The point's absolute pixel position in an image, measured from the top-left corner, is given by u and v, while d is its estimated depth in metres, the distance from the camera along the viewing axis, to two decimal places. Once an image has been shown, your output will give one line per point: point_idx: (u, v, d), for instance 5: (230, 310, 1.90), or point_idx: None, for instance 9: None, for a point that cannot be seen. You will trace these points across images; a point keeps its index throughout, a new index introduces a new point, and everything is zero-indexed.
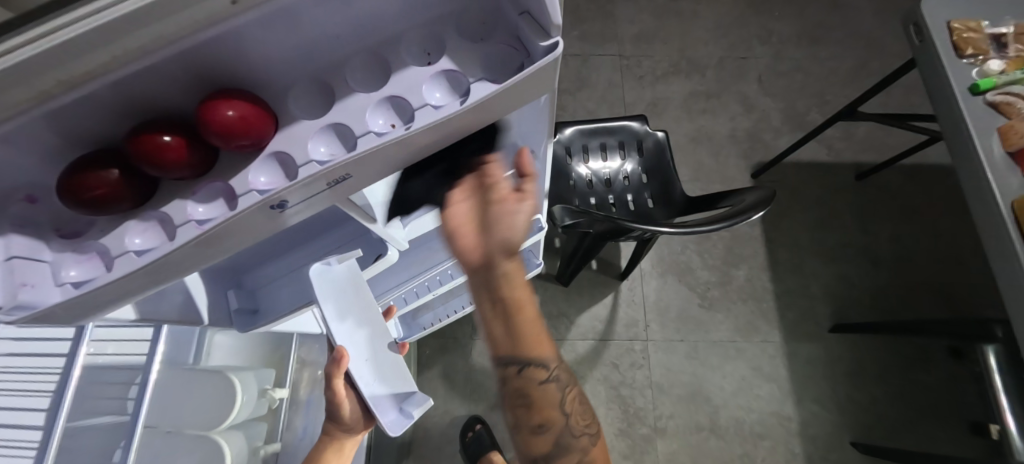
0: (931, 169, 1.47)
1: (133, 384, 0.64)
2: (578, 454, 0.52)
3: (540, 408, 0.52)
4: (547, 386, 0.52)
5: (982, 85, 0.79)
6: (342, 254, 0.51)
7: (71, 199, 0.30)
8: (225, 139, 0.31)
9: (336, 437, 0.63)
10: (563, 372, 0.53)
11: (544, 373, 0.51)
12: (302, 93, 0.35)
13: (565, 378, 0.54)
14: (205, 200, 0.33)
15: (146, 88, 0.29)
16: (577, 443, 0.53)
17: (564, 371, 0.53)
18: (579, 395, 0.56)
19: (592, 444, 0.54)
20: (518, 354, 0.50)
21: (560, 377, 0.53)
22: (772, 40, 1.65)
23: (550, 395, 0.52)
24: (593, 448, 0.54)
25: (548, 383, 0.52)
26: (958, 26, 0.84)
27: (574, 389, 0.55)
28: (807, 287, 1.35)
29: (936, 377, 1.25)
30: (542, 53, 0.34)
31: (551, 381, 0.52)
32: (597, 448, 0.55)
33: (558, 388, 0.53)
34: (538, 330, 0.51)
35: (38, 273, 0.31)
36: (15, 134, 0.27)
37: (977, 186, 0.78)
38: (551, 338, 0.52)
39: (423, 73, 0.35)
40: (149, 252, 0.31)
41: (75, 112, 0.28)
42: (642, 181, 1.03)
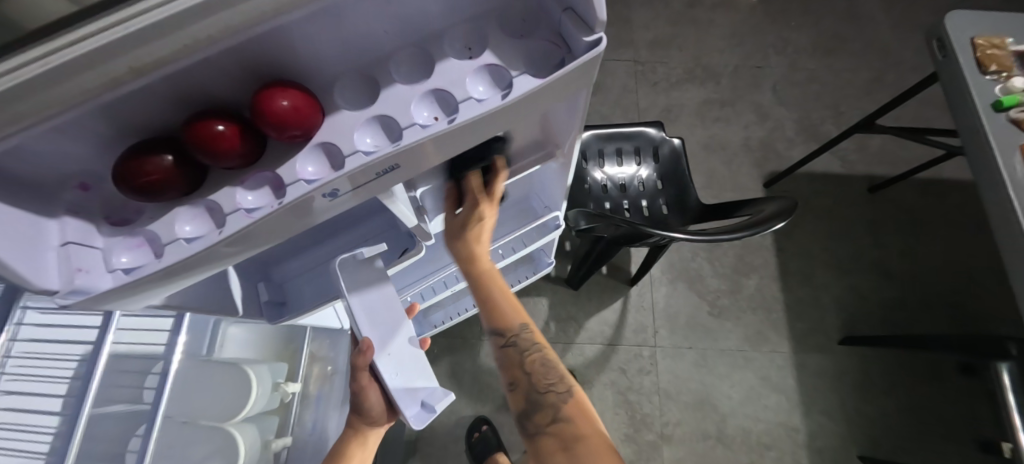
0: (944, 183, 1.47)
1: (150, 373, 0.65)
2: (549, 411, 0.55)
3: (506, 368, 0.58)
4: (508, 350, 0.57)
5: (1005, 102, 0.80)
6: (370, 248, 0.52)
7: (126, 185, 0.30)
8: (279, 130, 0.31)
9: (359, 430, 0.64)
10: (523, 334, 0.57)
11: (502, 338, 0.58)
12: (348, 84, 0.35)
13: (528, 343, 0.57)
14: (253, 188, 0.34)
15: (204, 76, 0.29)
16: (544, 400, 0.55)
17: (525, 332, 0.57)
18: (546, 357, 0.58)
19: (564, 402, 0.55)
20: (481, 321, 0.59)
21: (520, 339, 0.57)
22: (788, 50, 1.65)
23: (510, 357, 0.57)
24: (567, 406, 0.55)
25: (507, 347, 0.57)
26: (982, 43, 0.85)
27: (540, 351, 0.57)
28: (817, 298, 1.35)
29: (946, 393, 1.25)
30: (584, 49, 0.34)
31: (510, 346, 0.57)
32: (570, 406, 0.55)
33: (519, 352, 0.57)
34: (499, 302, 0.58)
35: (91, 259, 0.32)
36: (77, 120, 0.27)
37: (998, 203, 0.78)
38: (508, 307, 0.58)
39: (466, 67, 0.35)
40: (199, 239, 0.32)
41: (135, 100, 0.28)
42: (657, 187, 1.04)
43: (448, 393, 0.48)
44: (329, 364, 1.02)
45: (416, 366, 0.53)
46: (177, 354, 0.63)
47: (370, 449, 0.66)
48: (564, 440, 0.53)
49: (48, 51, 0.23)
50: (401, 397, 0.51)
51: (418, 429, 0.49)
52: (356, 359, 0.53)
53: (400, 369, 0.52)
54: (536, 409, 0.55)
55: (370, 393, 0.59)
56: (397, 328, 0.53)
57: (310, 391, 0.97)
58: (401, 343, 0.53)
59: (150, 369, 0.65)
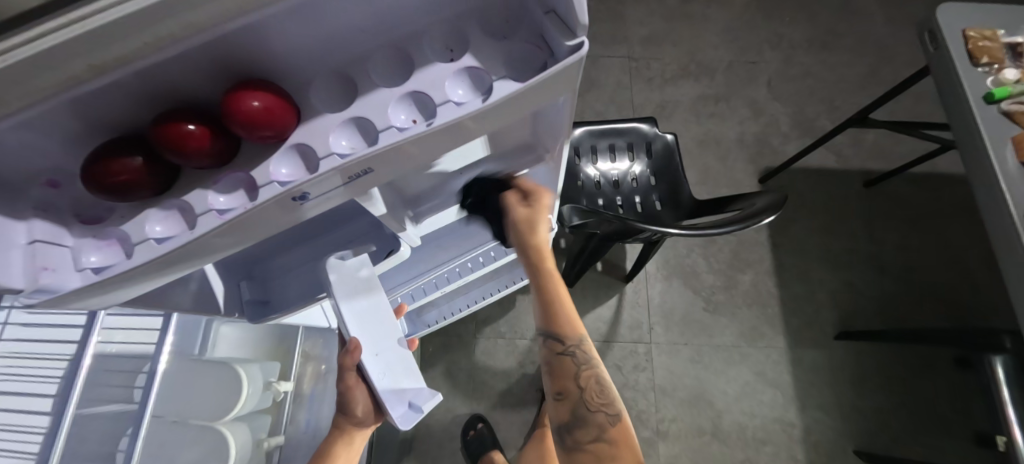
0: (940, 178, 1.47)
1: (139, 373, 0.64)
2: (593, 429, 0.56)
3: (557, 376, 0.59)
4: (564, 358, 0.59)
5: (997, 94, 0.79)
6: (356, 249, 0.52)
7: (95, 185, 0.30)
8: (248, 130, 0.31)
9: (347, 430, 0.63)
10: (582, 347, 0.60)
11: (560, 346, 0.60)
12: (324, 84, 0.35)
13: (586, 358, 0.59)
14: (226, 190, 0.33)
15: (172, 76, 0.29)
16: (590, 417, 0.56)
17: (583, 347, 0.59)
18: (600, 377, 0.59)
19: (610, 424, 0.56)
20: (544, 327, 0.62)
21: (578, 351, 0.59)
22: (782, 45, 1.64)
23: (567, 366, 0.59)
24: (612, 428, 0.56)
25: (564, 355, 0.59)
26: (973, 35, 0.84)
27: (595, 369, 0.59)
28: (812, 294, 1.34)
29: (941, 386, 1.25)
30: (566, 53, 0.33)
31: (567, 354, 0.59)
32: (615, 428, 0.56)
33: (576, 364, 0.59)
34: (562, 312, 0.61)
35: (60, 258, 0.31)
36: (41, 117, 0.27)
37: (991, 198, 0.78)
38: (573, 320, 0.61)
39: (445, 70, 0.35)
40: (170, 240, 0.32)
41: (100, 98, 0.28)
42: (650, 183, 1.03)
43: (435, 394, 0.48)
44: (323, 363, 1.01)
45: (403, 366, 0.53)
46: (164, 354, 0.63)
47: (356, 448, 0.66)
48: (599, 459, 0.55)
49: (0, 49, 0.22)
50: (386, 398, 0.50)
51: (404, 430, 0.49)
52: (343, 359, 0.52)
53: (387, 369, 0.52)
54: (580, 424, 0.56)
55: (356, 393, 0.58)
56: (385, 329, 0.53)
57: (303, 391, 0.96)
58: (389, 344, 0.53)
59: (139, 368, 0.64)
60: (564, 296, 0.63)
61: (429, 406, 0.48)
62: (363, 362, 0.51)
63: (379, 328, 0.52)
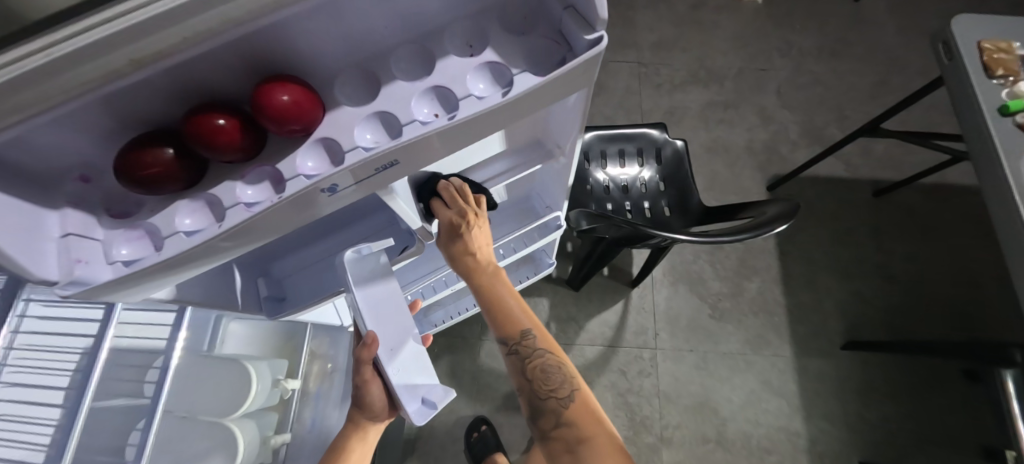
0: (949, 189, 1.46)
1: (151, 367, 0.65)
2: (551, 417, 0.52)
3: (511, 375, 0.56)
4: (512, 357, 0.56)
5: (1012, 106, 0.79)
6: (376, 242, 0.52)
7: (127, 178, 0.30)
8: (278, 124, 0.31)
9: (360, 425, 0.64)
10: (526, 339, 0.55)
11: (505, 346, 0.56)
12: (348, 80, 0.35)
13: (528, 351, 0.55)
14: (254, 182, 0.34)
15: (204, 73, 0.30)
16: (545, 407, 0.53)
17: (527, 338, 0.55)
18: (550, 363, 0.55)
19: (566, 407, 0.52)
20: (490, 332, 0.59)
21: (521, 346, 0.55)
22: (792, 53, 1.64)
23: (513, 365, 0.56)
24: (569, 410, 0.52)
25: (511, 355, 0.56)
26: (989, 47, 0.84)
27: (544, 356, 0.55)
28: (819, 303, 1.34)
29: (947, 398, 1.24)
30: (585, 47, 0.34)
31: (513, 353, 0.56)
32: (571, 409, 0.52)
33: (520, 360, 0.55)
34: (500, 311, 0.57)
35: (92, 251, 0.32)
36: (77, 112, 0.28)
37: (1004, 210, 0.78)
38: (512, 316, 0.56)
39: (466, 64, 0.35)
40: (198, 233, 0.32)
41: (136, 94, 0.29)
42: (659, 188, 1.03)
43: (448, 391, 0.47)
44: (329, 362, 1.01)
45: (416, 363, 0.52)
46: (176, 351, 0.63)
47: (369, 444, 0.67)
48: (567, 444, 0.50)
49: (49, 43, 0.23)
50: (402, 394, 0.50)
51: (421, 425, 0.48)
52: (359, 352, 0.52)
53: (400, 367, 0.51)
54: (538, 416, 0.53)
55: (372, 387, 0.58)
56: (400, 324, 0.53)
57: (309, 388, 0.97)
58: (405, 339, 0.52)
59: (150, 363, 0.65)
60: (505, 295, 0.58)
61: (442, 403, 0.47)
62: (380, 356, 0.50)
63: (395, 323, 0.53)
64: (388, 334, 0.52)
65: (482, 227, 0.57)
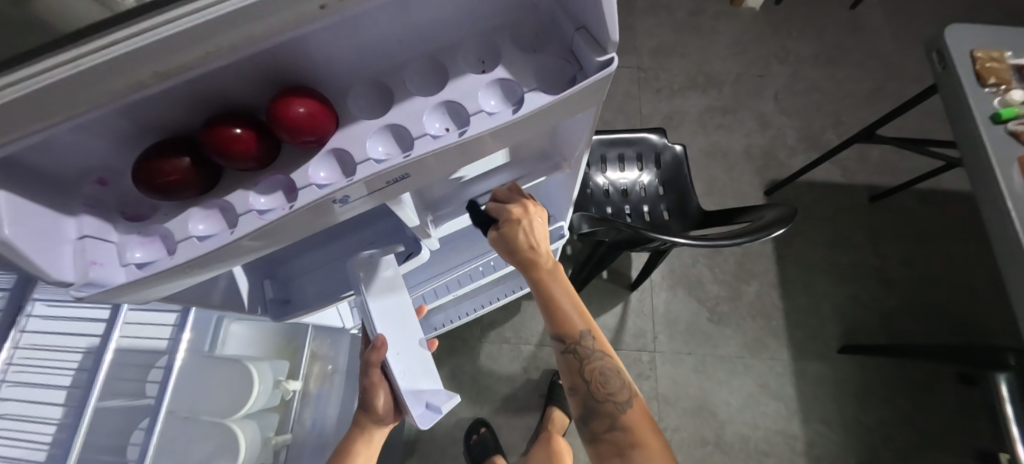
0: (944, 194, 1.48)
1: (155, 366, 0.64)
2: (606, 418, 0.57)
3: (566, 372, 0.60)
4: (569, 356, 0.59)
5: (1004, 114, 0.81)
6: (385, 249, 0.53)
7: (145, 184, 0.31)
8: (294, 135, 0.32)
9: (365, 428, 0.65)
10: (584, 341, 0.58)
11: (563, 345, 0.59)
12: (362, 93, 0.36)
13: (591, 352, 0.59)
14: (266, 191, 0.35)
15: (224, 84, 0.31)
16: (601, 409, 0.57)
17: (585, 340, 0.58)
18: (607, 366, 0.59)
19: (624, 411, 0.57)
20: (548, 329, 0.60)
21: (582, 347, 0.59)
22: (790, 59, 1.66)
23: (572, 363, 0.59)
24: (626, 414, 0.56)
25: (569, 353, 0.59)
26: (981, 56, 0.86)
27: (601, 360, 0.59)
28: (816, 307, 1.35)
29: (943, 402, 1.25)
30: (595, 68, 0.34)
31: (570, 352, 0.59)
32: (629, 413, 0.56)
33: (579, 360, 0.59)
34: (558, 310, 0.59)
35: (106, 253, 0.33)
36: (97, 119, 0.29)
37: (996, 216, 0.80)
38: (574, 316, 0.58)
39: (478, 81, 0.36)
40: (210, 238, 0.33)
41: (157, 104, 0.30)
42: (658, 193, 1.04)
43: (453, 395, 0.48)
44: (330, 363, 1.02)
45: (421, 367, 0.53)
46: (181, 352, 0.63)
47: (374, 446, 0.67)
48: (618, 447, 0.55)
49: (76, 55, 0.23)
50: (407, 398, 0.50)
51: (423, 429, 0.48)
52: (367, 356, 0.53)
53: (407, 370, 0.52)
54: (593, 416, 0.57)
55: (379, 390, 0.59)
56: (407, 330, 0.54)
57: (310, 389, 0.97)
58: (412, 344, 0.54)
59: (152, 363, 0.64)
60: (567, 293, 0.59)
61: (444, 410, 0.48)
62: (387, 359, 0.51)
63: (404, 327, 0.54)
64: (396, 338, 0.53)
65: (542, 221, 0.55)
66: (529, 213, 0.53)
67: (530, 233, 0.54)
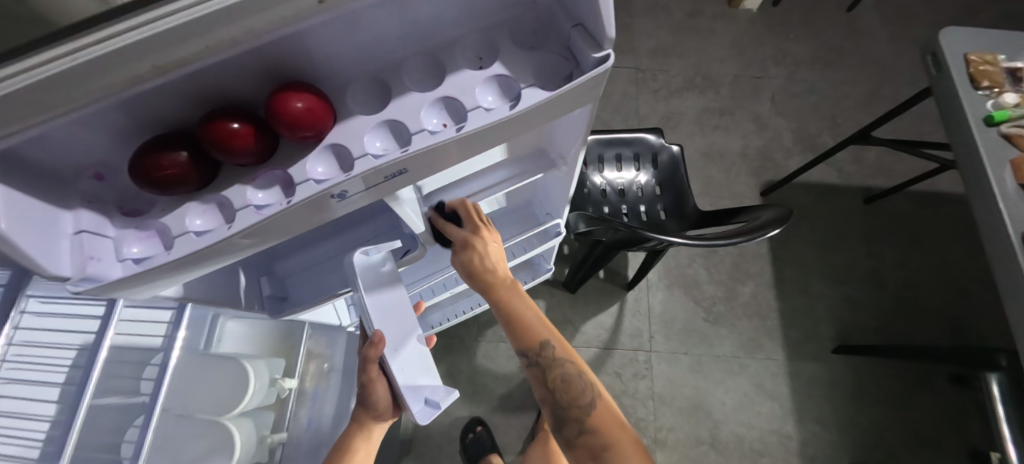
0: (938, 196, 1.49)
1: (149, 364, 0.64)
2: (575, 424, 0.55)
3: (533, 384, 0.59)
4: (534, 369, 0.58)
5: (997, 117, 0.81)
6: (383, 245, 0.53)
7: (142, 178, 0.31)
8: (292, 130, 0.33)
9: (364, 424, 0.65)
10: (545, 350, 0.57)
11: (526, 357, 0.58)
12: (360, 88, 0.37)
13: (551, 362, 0.57)
14: (264, 187, 0.35)
15: (222, 78, 0.31)
16: (569, 415, 0.55)
17: (546, 350, 0.57)
18: (571, 372, 0.57)
19: (591, 414, 0.54)
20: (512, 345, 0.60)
21: (543, 357, 0.57)
22: (787, 61, 1.67)
23: (535, 374, 0.58)
24: (593, 416, 0.54)
25: (532, 365, 0.58)
26: (975, 59, 0.86)
27: (564, 368, 0.57)
28: (811, 308, 1.36)
29: (935, 403, 1.26)
30: (592, 65, 0.34)
31: (534, 363, 0.58)
32: (596, 417, 0.54)
33: (542, 371, 0.57)
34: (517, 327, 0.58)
35: (103, 248, 0.33)
36: (94, 114, 0.29)
37: (987, 217, 0.81)
38: (533, 329, 0.58)
39: (476, 77, 0.36)
40: (208, 233, 0.33)
41: (154, 98, 0.30)
42: (655, 193, 1.04)
43: (450, 391, 0.47)
44: (326, 362, 1.01)
45: (419, 363, 0.53)
46: (176, 350, 0.63)
47: (374, 442, 0.67)
48: (590, 450, 0.53)
49: (74, 48, 0.23)
50: (406, 394, 0.50)
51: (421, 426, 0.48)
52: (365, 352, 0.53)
53: (405, 366, 0.52)
54: (563, 424, 0.55)
55: (377, 386, 0.59)
56: (405, 326, 0.53)
57: (306, 388, 0.97)
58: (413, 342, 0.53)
59: (147, 360, 0.64)
60: (524, 306, 0.58)
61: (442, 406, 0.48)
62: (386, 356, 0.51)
63: (403, 325, 0.53)
64: (395, 335, 0.52)
65: (495, 242, 0.56)
66: (479, 240, 0.54)
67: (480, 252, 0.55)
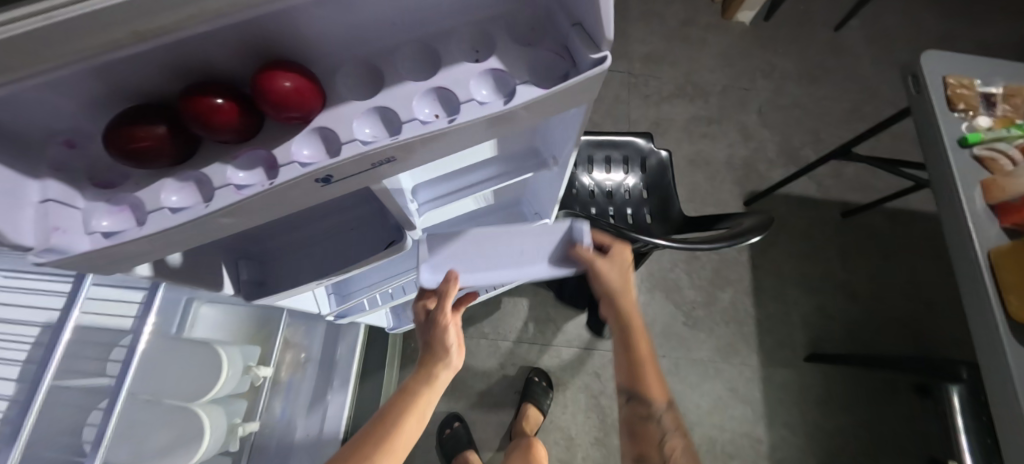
0: (911, 213, 1.54)
1: (117, 345, 0.61)
2: None
3: (639, 442, 0.65)
4: (647, 421, 0.65)
5: (970, 139, 0.85)
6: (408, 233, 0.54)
7: (116, 149, 0.30)
8: (278, 110, 0.32)
9: (431, 368, 0.67)
10: (665, 411, 0.66)
11: (645, 408, 0.66)
12: (352, 71, 0.36)
13: (670, 426, 0.65)
14: (246, 167, 0.34)
15: (203, 49, 0.29)
16: None
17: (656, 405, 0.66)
18: (684, 449, 0.64)
19: None
20: (629, 387, 0.67)
21: (663, 416, 0.66)
22: (775, 75, 1.71)
23: (650, 432, 0.65)
24: None
25: (648, 418, 0.66)
26: (952, 82, 0.89)
27: (677, 438, 0.64)
28: (786, 316, 1.39)
29: (900, 412, 1.30)
30: (589, 66, 0.34)
31: (650, 417, 0.66)
32: None
33: (659, 429, 0.65)
34: (626, 349, 0.69)
35: (71, 220, 0.31)
36: (69, 77, 0.27)
37: (957, 234, 0.84)
38: (662, 385, 0.67)
39: (471, 70, 0.36)
40: (184, 210, 0.32)
41: (133, 65, 0.28)
42: (641, 196, 1.05)
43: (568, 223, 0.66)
44: (303, 352, 1.00)
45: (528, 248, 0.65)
46: (146, 333, 0.58)
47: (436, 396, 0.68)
48: None
49: (48, 7, 0.22)
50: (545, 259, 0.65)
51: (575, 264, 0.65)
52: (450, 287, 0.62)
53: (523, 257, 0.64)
54: None
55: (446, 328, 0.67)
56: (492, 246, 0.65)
57: (281, 377, 0.95)
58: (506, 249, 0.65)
59: (117, 341, 0.61)
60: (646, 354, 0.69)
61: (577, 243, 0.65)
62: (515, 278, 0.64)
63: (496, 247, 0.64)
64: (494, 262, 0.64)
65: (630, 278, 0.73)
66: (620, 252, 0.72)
67: (622, 274, 0.72)
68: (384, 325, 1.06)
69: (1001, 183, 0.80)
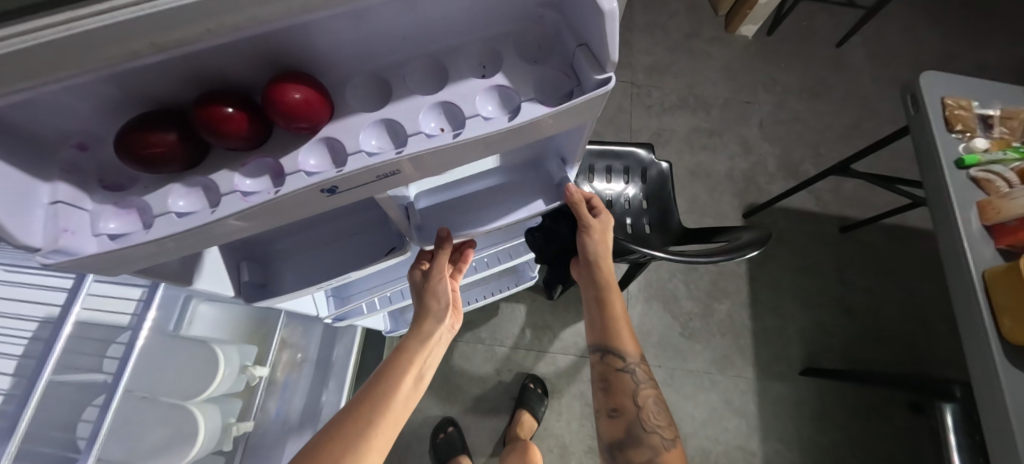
0: (908, 231, 1.55)
1: (115, 342, 0.60)
2: (655, 423, 0.71)
3: (613, 394, 0.73)
4: (622, 374, 0.73)
5: (967, 160, 0.86)
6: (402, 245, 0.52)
7: (127, 153, 0.31)
8: (287, 120, 0.32)
9: (424, 326, 0.67)
10: (637, 365, 0.73)
11: (620, 362, 0.73)
12: (361, 84, 0.37)
13: (641, 377, 0.73)
14: (252, 174, 0.35)
15: (217, 60, 0.30)
16: (647, 437, 0.70)
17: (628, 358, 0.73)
18: (654, 397, 0.73)
19: (664, 444, 0.70)
20: (607, 345, 0.74)
21: (635, 369, 0.73)
22: (776, 89, 1.72)
23: (625, 384, 0.73)
24: (666, 448, 0.69)
25: (623, 371, 0.73)
26: (950, 103, 0.90)
27: (648, 387, 0.73)
28: (783, 329, 1.40)
29: (893, 428, 1.31)
30: (593, 86, 0.35)
31: (625, 371, 0.73)
32: (670, 450, 0.69)
33: (631, 380, 0.73)
34: (600, 311, 0.75)
35: (79, 221, 0.32)
36: (86, 83, 0.28)
37: (953, 254, 0.84)
38: (634, 340, 0.74)
39: (478, 86, 0.37)
40: (190, 215, 0.33)
41: (148, 73, 0.29)
42: (641, 206, 1.06)
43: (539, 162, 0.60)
44: (299, 352, 1.00)
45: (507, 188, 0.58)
46: (145, 330, 0.58)
47: (434, 350, 0.69)
48: (667, 440, 0.70)
49: (69, 18, 0.23)
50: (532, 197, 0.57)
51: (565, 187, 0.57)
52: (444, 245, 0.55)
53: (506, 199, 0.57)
54: (633, 438, 0.70)
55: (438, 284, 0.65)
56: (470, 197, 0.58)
57: (277, 377, 0.95)
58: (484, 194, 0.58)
59: (114, 338, 0.61)
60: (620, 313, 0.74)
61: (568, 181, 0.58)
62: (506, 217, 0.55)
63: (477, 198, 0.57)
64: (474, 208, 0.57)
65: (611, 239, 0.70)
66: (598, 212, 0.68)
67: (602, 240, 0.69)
68: (383, 329, 1.07)
69: (997, 204, 0.80)
